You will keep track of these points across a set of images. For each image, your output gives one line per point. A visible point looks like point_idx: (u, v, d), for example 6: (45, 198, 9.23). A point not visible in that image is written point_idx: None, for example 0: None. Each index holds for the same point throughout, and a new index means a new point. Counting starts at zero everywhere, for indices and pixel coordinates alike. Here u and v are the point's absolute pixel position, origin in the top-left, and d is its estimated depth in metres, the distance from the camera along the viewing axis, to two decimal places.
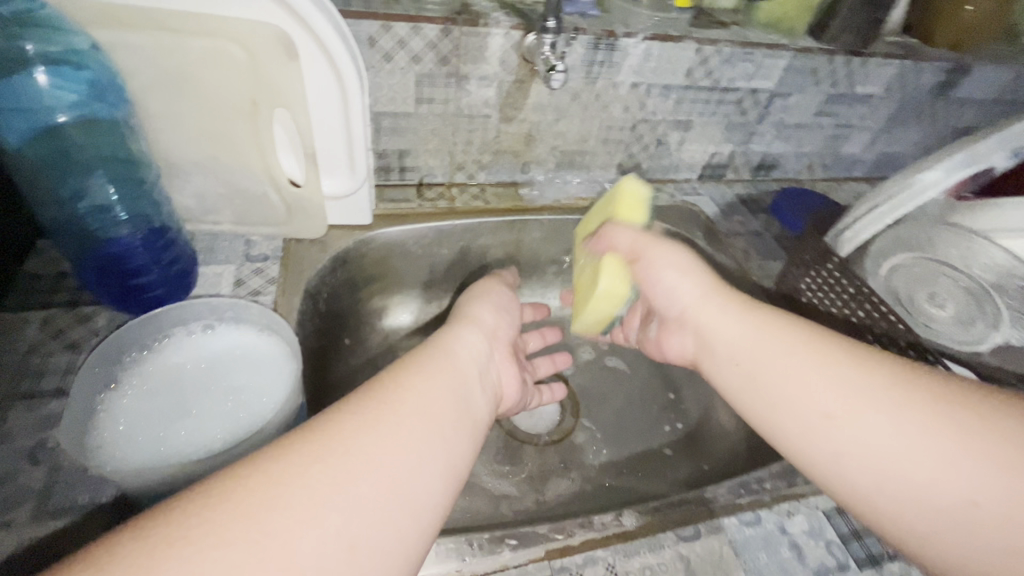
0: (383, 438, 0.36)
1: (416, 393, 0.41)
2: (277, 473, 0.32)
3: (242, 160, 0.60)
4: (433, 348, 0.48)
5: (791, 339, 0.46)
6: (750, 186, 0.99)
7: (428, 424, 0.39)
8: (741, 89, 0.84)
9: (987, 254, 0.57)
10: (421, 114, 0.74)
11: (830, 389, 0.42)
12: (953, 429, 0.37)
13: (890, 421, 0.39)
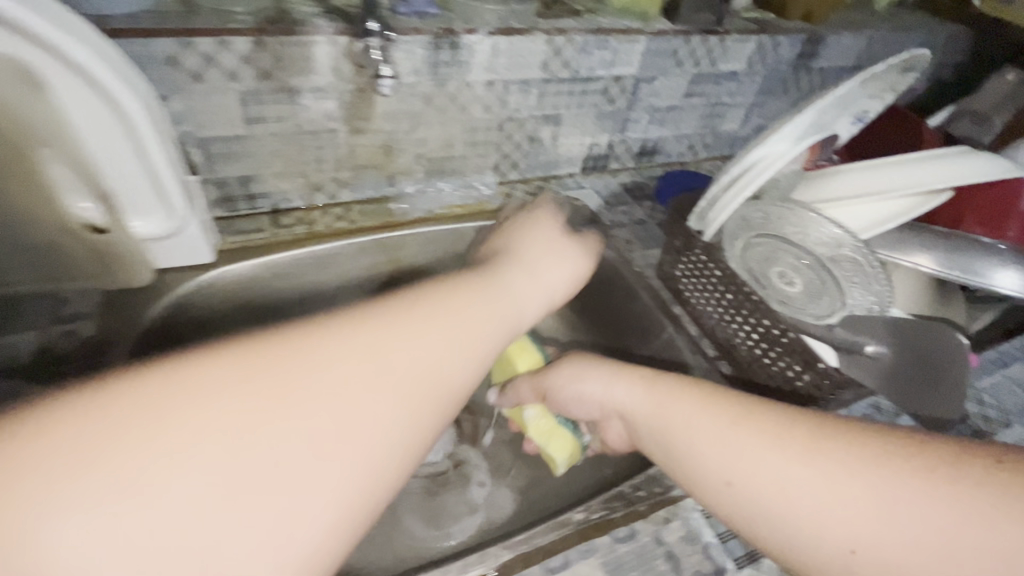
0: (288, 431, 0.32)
1: (393, 345, 0.38)
2: (171, 397, 0.30)
3: (21, 214, 0.51)
4: (450, 300, 0.44)
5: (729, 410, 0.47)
6: (635, 174, 0.98)
7: (393, 378, 0.37)
8: (604, 78, 0.82)
9: (817, 226, 0.48)
10: (256, 136, 0.67)
11: (752, 457, 0.43)
12: (897, 490, 0.38)
13: (831, 480, 0.40)
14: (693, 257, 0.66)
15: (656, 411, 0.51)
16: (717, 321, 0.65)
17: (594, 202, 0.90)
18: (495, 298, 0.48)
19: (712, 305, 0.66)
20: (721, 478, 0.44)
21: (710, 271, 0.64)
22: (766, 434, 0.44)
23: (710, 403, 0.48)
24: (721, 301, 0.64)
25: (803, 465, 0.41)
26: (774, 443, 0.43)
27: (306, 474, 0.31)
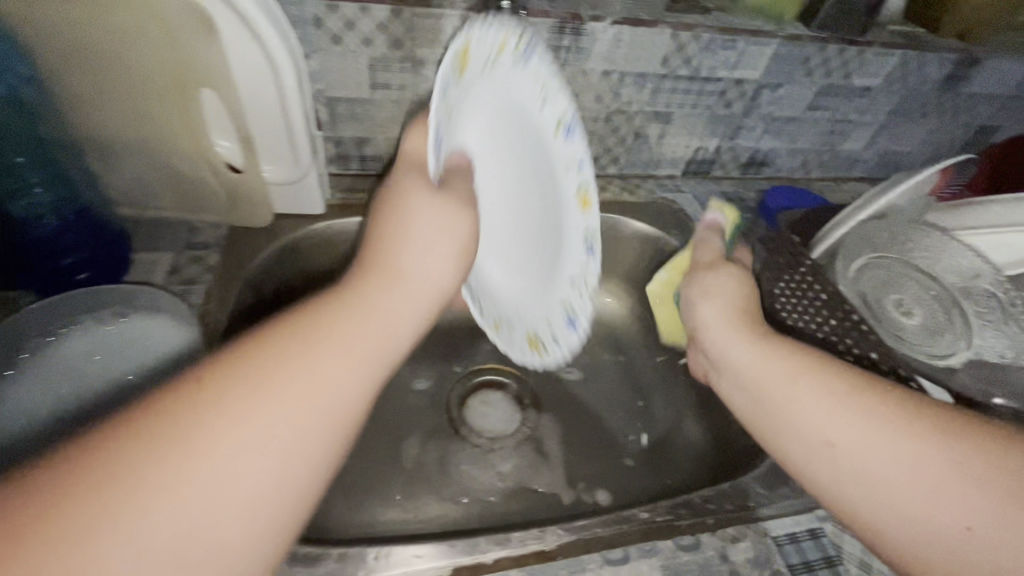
0: (265, 411, 0.29)
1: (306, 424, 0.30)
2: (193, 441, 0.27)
3: (175, 145, 0.57)
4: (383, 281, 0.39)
5: (845, 377, 0.41)
6: (737, 184, 0.94)
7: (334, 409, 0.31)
8: (724, 79, 0.78)
9: (958, 257, 0.51)
10: (377, 101, 0.71)
11: (874, 439, 0.37)
12: (962, 476, 0.34)
13: (896, 452, 0.36)
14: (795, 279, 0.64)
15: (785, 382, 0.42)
16: None
17: (692, 207, 0.87)
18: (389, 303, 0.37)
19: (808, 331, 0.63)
20: (826, 436, 0.39)
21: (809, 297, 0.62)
22: (886, 417, 0.38)
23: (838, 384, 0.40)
24: (819, 329, 0.61)
25: (906, 429, 0.37)
26: (882, 427, 0.37)
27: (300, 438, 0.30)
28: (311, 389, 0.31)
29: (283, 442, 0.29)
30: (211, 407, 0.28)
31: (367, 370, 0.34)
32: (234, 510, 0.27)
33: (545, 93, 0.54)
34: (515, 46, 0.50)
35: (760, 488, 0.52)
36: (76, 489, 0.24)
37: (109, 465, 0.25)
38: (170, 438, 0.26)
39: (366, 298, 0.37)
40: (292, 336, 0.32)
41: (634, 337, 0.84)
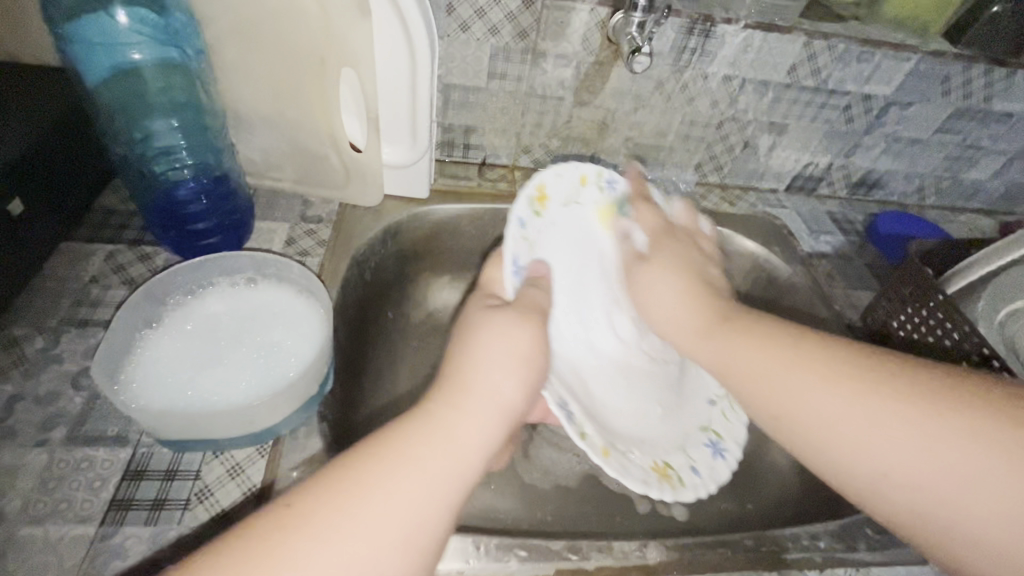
0: (409, 473, 0.32)
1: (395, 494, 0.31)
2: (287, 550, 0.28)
3: (306, 118, 0.59)
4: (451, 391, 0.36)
5: (900, 381, 0.33)
6: (844, 205, 0.88)
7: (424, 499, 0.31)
8: (851, 93, 0.74)
9: None
10: (491, 90, 0.70)
11: (914, 441, 0.31)
12: (993, 444, 0.29)
13: (940, 459, 0.30)
14: (923, 314, 0.60)
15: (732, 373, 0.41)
16: None
17: (796, 224, 0.82)
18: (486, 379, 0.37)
19: None
20: (879, 463, 0.32)
21: (936, 335, 0.58)
22: (867, 404, 0.34)
23: (776, 335, 0.40)
24: None
25: (947, 451, 0.30)
26: (890, 410, 0.33)
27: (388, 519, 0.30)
28: (445, 450, 0.33)
29: (432, 492, 0.32)
30: (367, 473, 0.31)
31: (492, 430, 0.36)
32: (396, 543, 0.30)
33: (611, 190, 0.58)
34: (596, 180, 0.57)
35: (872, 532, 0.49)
36: (262, 549, 0.28)
37: (289, 528, 0.28)
38: (338, 501, 0.30)
39: (482, 360, 0.38)
40: (413, 418, 0.34)
41: None
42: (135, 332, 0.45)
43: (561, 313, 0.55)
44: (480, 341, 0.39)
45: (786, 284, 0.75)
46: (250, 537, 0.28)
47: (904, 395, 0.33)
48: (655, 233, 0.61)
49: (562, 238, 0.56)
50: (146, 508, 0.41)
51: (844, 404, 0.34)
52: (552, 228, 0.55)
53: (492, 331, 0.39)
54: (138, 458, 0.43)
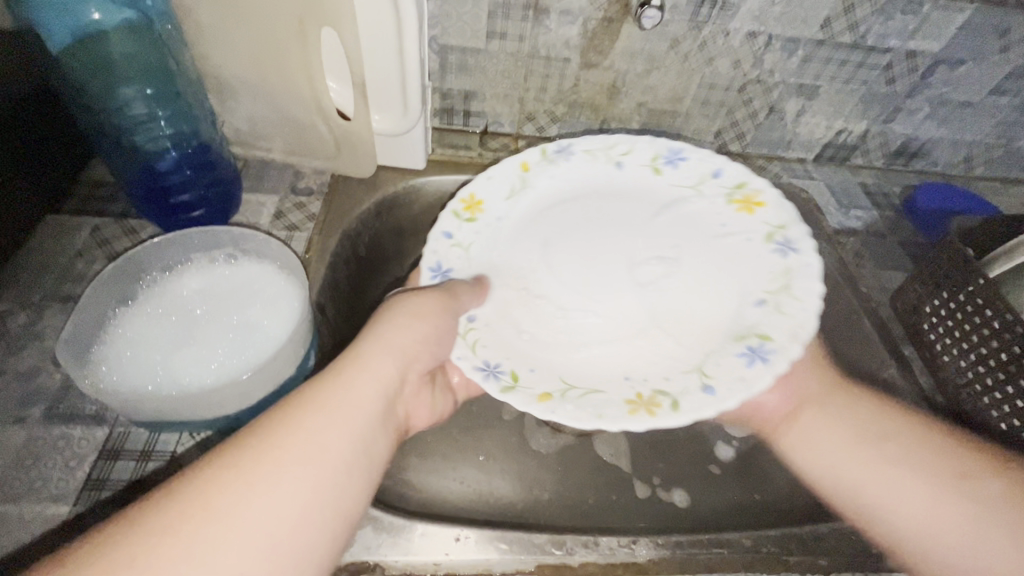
0: (270, 473, 0.31)
1: (296, 451, 0.32)
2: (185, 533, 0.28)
3: (289, 84, 0.56)
4: (334, 369, 0.38)
5: (913, 451, 0.44)
6: (880, 176, 0.80)
7: (319, 467, 0.32)
8: (893, 50, 0.66)
9: None
10: (491, 52, 0.65)
11: (1008, 516, 0.39)
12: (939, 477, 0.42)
13: (922, 486, 0.42)
14: (958, 298, 0.55)
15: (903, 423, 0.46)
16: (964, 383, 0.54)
17: (824, 198, 0.76)
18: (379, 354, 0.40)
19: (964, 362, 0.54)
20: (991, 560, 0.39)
21: (974, 323, 0.53)
22: (1019, 491, 0.40)
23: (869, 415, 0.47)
24: (980, 360, 0.52)
25: (926, 487, 0.42)
26: (957, 491, 0.41)
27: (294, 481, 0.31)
28: (300, 448, 0.33)
29: (303, 489, 0.31)
30: (218, 480, 0.30)
31: (356, 421, 0.36)
32: (308, 500, 0.31)
33: (620, 156, 0.58)
34: (538, 159, 0.57)
35: None
36: (119, 553, 0.27)
37: (143, 533, 0.27)
38: (180, 510, 0.28)
39: (349, 370, 0.38)
40: (265, 425, 0.33)
41: None
42: (108, 309, 0.44)
43: (516, 307, 0.50)
44: (356, 356, 0.39)
45: None
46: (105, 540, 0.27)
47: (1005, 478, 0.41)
48: (686, 177, 0.56)
49: (565, 216, 0.56)
50: (120, 489, 0.40)
51: (974, 470, 0.42)
52: (495, 227, 0.55)
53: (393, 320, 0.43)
54: (114, 437, 0.42)
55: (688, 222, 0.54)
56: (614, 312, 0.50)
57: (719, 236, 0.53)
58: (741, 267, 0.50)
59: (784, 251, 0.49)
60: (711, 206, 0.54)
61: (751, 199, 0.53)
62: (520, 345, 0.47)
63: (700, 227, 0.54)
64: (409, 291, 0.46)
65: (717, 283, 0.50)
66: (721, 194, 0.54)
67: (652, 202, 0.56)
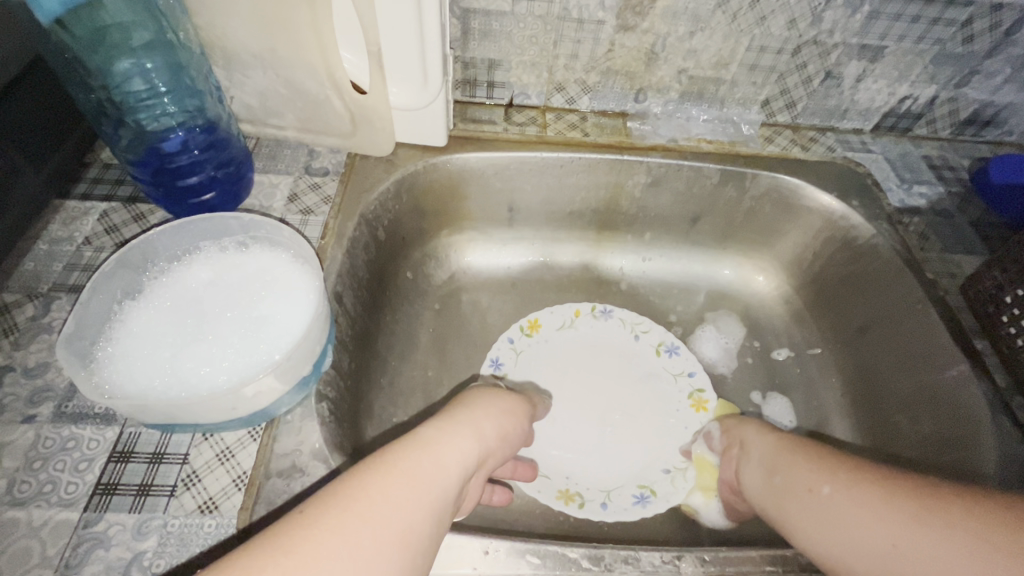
0: (358, 531, 0.30)
1: (390, 492, 0.33)
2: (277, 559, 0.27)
3: (300, 54, 0.51)
4: (431, 429, 0.40)
5: (827, 467, 0.43)
6: (946, 148, 0.72)
7: (410, 515, 0.33)
8: (976, 3, 0.58)
9: None
10: (518, 15, 0.60)
11: (853, 507, 0.39)
12: (862, 493, 0.40)
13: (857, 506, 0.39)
14: None
15: (768, 464, 0.48)
16: None
17: (884, 172, 0.69)
18: (463, 426, 0.42)
19: None
20: (882, 536, 0.37)
21: None
22: (843, 475, 0.42)
23: (794, 444, 0.47)
24: None
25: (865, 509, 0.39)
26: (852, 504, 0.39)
27: (385, 520, 0.31)
28: (387, 511, 0.32)
29: (383, 553, 0.30)
30: (309, 532, 0.29)
31: (439, 498, 0.35)
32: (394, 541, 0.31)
33: (640, 332, 0.70)
34: (589, 312, 0.71)
35: None
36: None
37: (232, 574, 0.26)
38: (269, 556, 0.27)
39: (434, 443, 0.39)
40: (357, 484, 0.33)
41: (778, 325, 0.71)
42: (114, 303, 0.41)
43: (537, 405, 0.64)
44: (443, 434, 0.40)
45: (866, 246, 0.63)
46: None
47: (855, 476, 0.41)
48: (675, 367, 0.67)
49: (581, 363, 0.67)
50: (132, 494, 0.38)
51: (814, 474, 0.43)
52: (549, 348, 0.69)
53: (472, 405, 0.46)
54: (125, 438, 0.40)
55: (658, 397, 0.65)
56: (589, 448, 0.62)
57: (668, 418, 0.64)
58: (669, 443, 0.62)
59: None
60: (676, 392, 0.65)
61: (704, 402, 0.65)
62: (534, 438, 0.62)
63: (663, 402, 0.65)
64: (482, 393, 0.49)
65: (643, 467, 0.60)
66: (687, 391, 0.66)
67: (643, 371, 0.67)
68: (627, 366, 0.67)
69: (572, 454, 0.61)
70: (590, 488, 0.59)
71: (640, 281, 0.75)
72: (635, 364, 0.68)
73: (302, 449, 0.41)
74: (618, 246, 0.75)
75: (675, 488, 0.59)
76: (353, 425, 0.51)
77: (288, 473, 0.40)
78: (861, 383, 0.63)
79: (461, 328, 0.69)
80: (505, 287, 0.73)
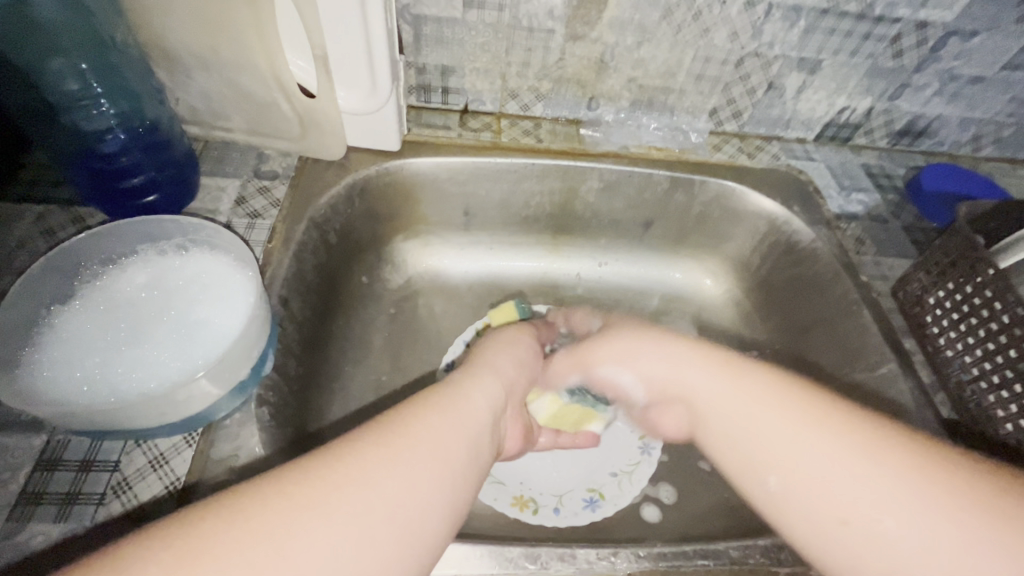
0: (407, 453, 0.33)
1: (434, 424, 0.36)
2: (340, 476, 0.31)
3: (244, 57, 0.51)
4: (462, 376, 0.44)
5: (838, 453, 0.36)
6: (883, 157, 0.76)
7: (456, 442, 0.36)
8: (902, 20, 0.61)
9: None
10: (469, 23, 0.60)
11: (905, 523, 0.33)
12: (911, 509, 0.33)
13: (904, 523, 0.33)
14: (965, 290, 0.52)
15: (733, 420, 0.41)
16: (968, 379, 0.51)
17: (825, 179, 0.72)
18: (486, 374, 0.46)
19: (969, 358, 0.51)
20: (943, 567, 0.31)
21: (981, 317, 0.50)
22: (879, 480, 0.34)
23: (759, 394, 0.41)
24: (987, 357, 0.50)
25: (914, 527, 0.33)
26: (897, 521, 0.33)
27: (434, 446, 0.35)
28: (430, 441, 0.35)
29: (430, 471, 0.33)
30: (363, 452, 0.32)
31: (476, 426, 0.39)
32: (442, 465, 0.34)
33: None
34: (544, 314, 0.73)
35: None
36: (280, 499, 0.28)
37: (299, 484, 0.29)
38: (330, 473, 0.30)
39: (463, 385, 0.43)
40: (401, 418, 0.36)
41: (727, 327, 0.74)
42: (42, 308, 0.40)
43: None
44: (470, 381, 0.44)
45: (806, 251, 0.66)
46: (266, 493, 0.28)
47: (898, 487, 0.34)
48: None
49: None
50: (57, 503, 0.37)
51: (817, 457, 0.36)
52: None
53: (494, 356, 0.50)
54: (53, 446, 0.39)
55: None
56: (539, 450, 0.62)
57: (617, 421, 0.65)
58: (616, 447, 0.63)
59: (646, 451, 0.63)
60: None
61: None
62: None
63: None
64: (503, 339, 0.55)
65: (592, 470, 0.61)
66: None
67: None
68: None
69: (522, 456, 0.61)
70: (540, 492, 0.59)
71: (595, 285, 0.76)
72: None
73: (240, 453, 0.41)
74: (573, 250, 0.76)
75: (621, 492, 0.60)
76: (299, 430, 0.51)
77: (224, 478, 0.40)
78: (803, 381, 0.66)
79: (417, 332, 0.70)
80: (462, 291, 0.74)
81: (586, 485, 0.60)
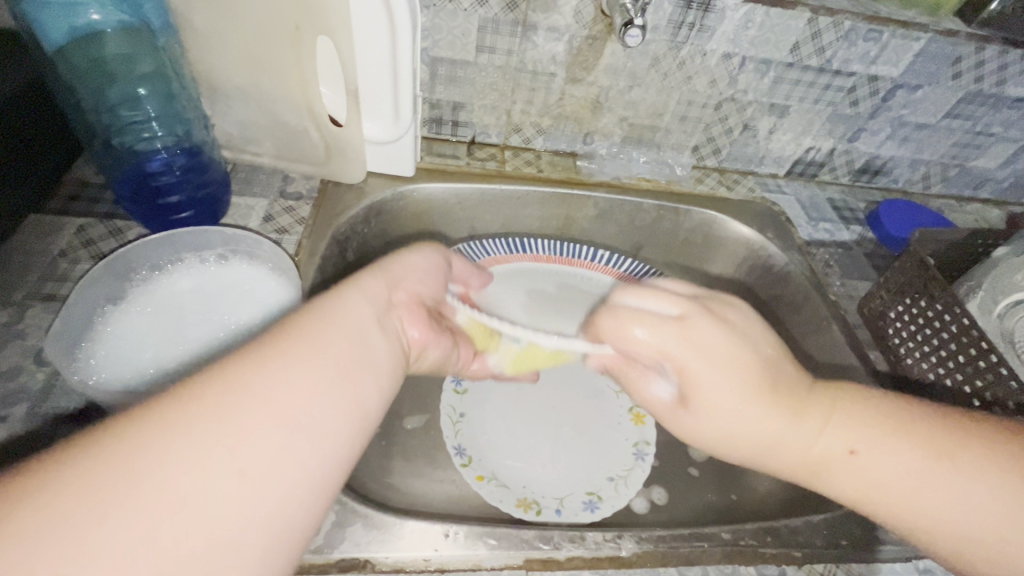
0: (258, 404, 0.29)
1: (303, 359, 0.32)
2: (180, 433, 0.26)
3: (282, 90, 0.57)
4: (346, 289, 0.39)
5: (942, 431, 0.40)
6: (847, 192, 0.85)
7: (335, 375, 0.32)
8: (857, 74, 0.70)
9: None
10: (480, 65, 0.68)
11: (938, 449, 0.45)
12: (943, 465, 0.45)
13: None
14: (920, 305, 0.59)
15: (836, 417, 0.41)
16: (926, 384, 0.58)
17: (795, 211, 0.79)
18: (379, 287, 0.41)
19: (926, 364, 0.58)
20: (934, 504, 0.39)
21: (934, 327, 0.57)
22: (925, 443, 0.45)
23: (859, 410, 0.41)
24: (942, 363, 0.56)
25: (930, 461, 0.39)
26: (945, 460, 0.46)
27: (310, 381, 0.31)
28: (299, 375, 0.31)
29: (299, 415, 0.30)
30: (196, 410, 0.27)
31: (359, 352, 0.35)
32: (315, 402, 0.31)
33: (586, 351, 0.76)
34: None
35: (854, 527, 0.49)
36: (87, 490, 0.23)
37: (109, 464, 0.24)
38: (149, 419, 0.26)
39: (345, 301, 0.38)
40: (253, 346, 0.31)
41: None
42: (97, 308, 0.43)
43: (491, 415, 0.68)
44: (357, 294, 0.39)
45: (781, 272, 0.73)
46: (69, 462, 0.24)
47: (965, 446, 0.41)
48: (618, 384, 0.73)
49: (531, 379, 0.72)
50: None
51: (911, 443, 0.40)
52: None
53: (397, 263, 0.46)
54: None
55: (602, 411, 0.70)
56: (537, 457, 0.65)
57: (611, 429, 0.69)
58: (613, 454, 0.66)
59: (640, 458, 0.66)
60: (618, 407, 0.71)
61: (642, 416, 0.70)
62: (487, 447, 0.65)
63: (607, 415, 0.70)
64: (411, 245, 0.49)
65: (586, 472, 0.64)
66: (627, 406, 0.71)
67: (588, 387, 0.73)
68: (575, 381, 0.73)
69: (523, 463, 0.64)
70: (540, 495, 0.62)
71: None
72: (582, 381, 0.73)
73: None
74: None
75: (617, 494, 0.63)
76: None
77: None
78: None
79: None
80: None
81: (585, 490, 0.63)
